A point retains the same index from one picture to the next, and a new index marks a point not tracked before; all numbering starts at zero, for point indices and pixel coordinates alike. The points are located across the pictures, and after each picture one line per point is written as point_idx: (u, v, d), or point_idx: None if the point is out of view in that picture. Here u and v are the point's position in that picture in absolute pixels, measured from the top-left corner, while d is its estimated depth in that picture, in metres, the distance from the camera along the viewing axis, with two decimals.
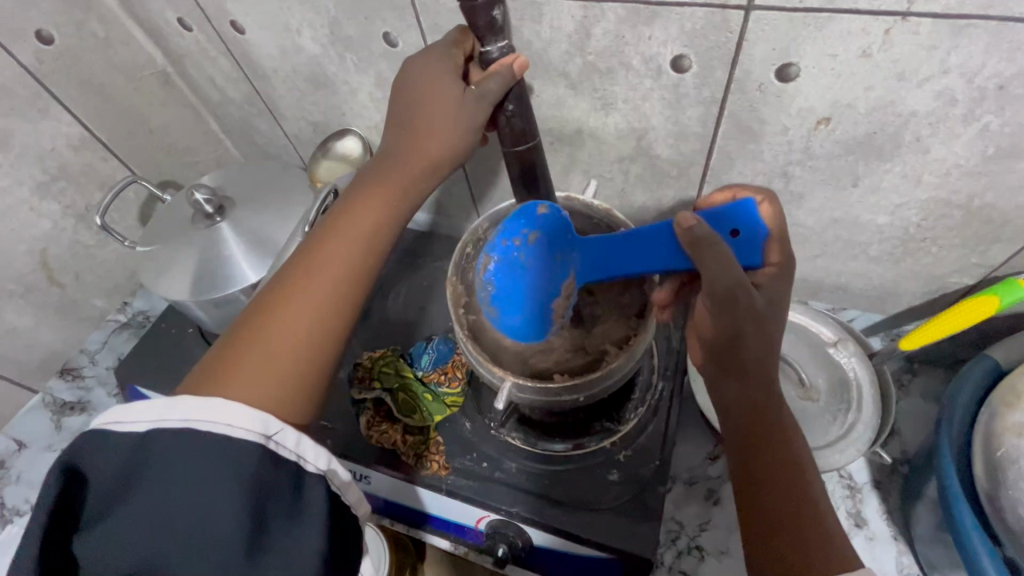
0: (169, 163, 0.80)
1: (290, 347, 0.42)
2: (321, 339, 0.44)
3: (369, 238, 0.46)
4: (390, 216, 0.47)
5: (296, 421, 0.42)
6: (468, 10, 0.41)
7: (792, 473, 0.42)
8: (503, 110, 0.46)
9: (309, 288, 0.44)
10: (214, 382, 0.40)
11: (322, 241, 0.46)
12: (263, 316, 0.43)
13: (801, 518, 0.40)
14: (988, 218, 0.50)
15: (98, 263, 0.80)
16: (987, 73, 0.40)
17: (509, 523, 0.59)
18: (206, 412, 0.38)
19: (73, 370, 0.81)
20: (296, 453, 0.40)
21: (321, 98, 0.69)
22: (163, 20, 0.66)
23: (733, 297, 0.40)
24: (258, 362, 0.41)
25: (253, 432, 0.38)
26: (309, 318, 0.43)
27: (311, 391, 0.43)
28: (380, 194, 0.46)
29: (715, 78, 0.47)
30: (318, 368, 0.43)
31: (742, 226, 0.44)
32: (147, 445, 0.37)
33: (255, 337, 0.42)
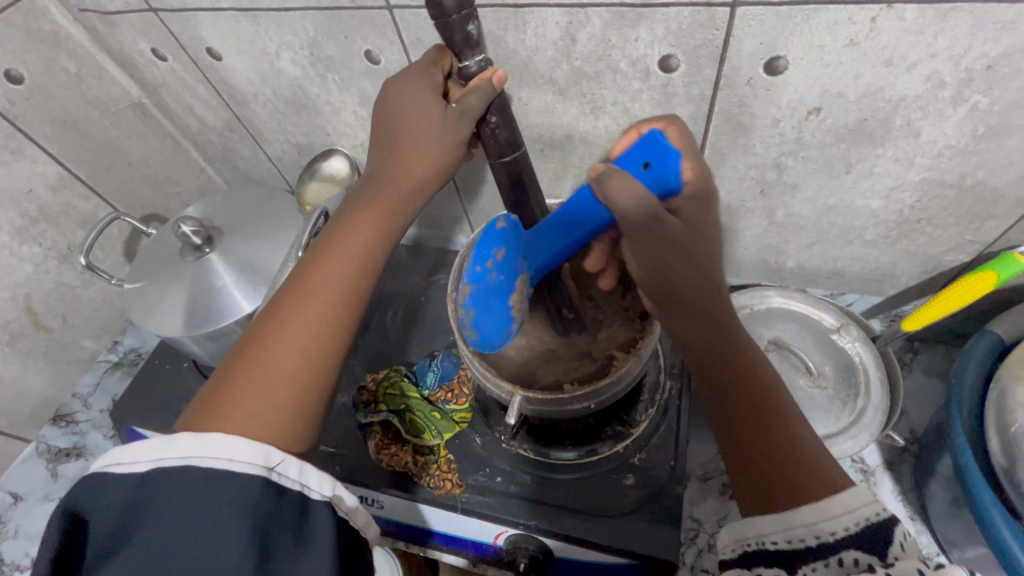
0: (151, 196, 0.79)
1: (286, 376, 0.41)
2: (318, 365, 0.42)
3: (361, 259, 0.45)
4: (381, 233, 0.46)
5: (297, 450, 0.41)
6: (441, 26, 0.38)
7: (762, 408, 0.41)
8: (486, 123, 0.44)
9: (303, 312, 0.43)
10: (211, 418, 0.39)
11: (312, 266, 0.45)
12: (256, 348, 0.42)
13: (781, 450, 0.39)
14: (981, 194, 0.50)
15: (85, 303, 0.78)
16: (973, 55, 0.40)
17: (528, 537, 0.58)
18: (204, 447, 0.36)
19: (66, 416, 0.79)
20: (300, 482, 0.39)
21: (303, 119, 0.67)
22: (137, 51, 0.65)
23: (647, 228, 0.38)
24: (255, 395, 0.40)
25: (255, 465, 0.37)
26: (303, 345, 0.42)
27: (311, 420, 0.42)
28: (369, 215, 0.46)
29: (704, 75, 0.47)
30: (318, 397, 0.42)
31: (652, 154, 0.40)
32: (147, 485, 0.36)
33: (248, 369, 0.41)
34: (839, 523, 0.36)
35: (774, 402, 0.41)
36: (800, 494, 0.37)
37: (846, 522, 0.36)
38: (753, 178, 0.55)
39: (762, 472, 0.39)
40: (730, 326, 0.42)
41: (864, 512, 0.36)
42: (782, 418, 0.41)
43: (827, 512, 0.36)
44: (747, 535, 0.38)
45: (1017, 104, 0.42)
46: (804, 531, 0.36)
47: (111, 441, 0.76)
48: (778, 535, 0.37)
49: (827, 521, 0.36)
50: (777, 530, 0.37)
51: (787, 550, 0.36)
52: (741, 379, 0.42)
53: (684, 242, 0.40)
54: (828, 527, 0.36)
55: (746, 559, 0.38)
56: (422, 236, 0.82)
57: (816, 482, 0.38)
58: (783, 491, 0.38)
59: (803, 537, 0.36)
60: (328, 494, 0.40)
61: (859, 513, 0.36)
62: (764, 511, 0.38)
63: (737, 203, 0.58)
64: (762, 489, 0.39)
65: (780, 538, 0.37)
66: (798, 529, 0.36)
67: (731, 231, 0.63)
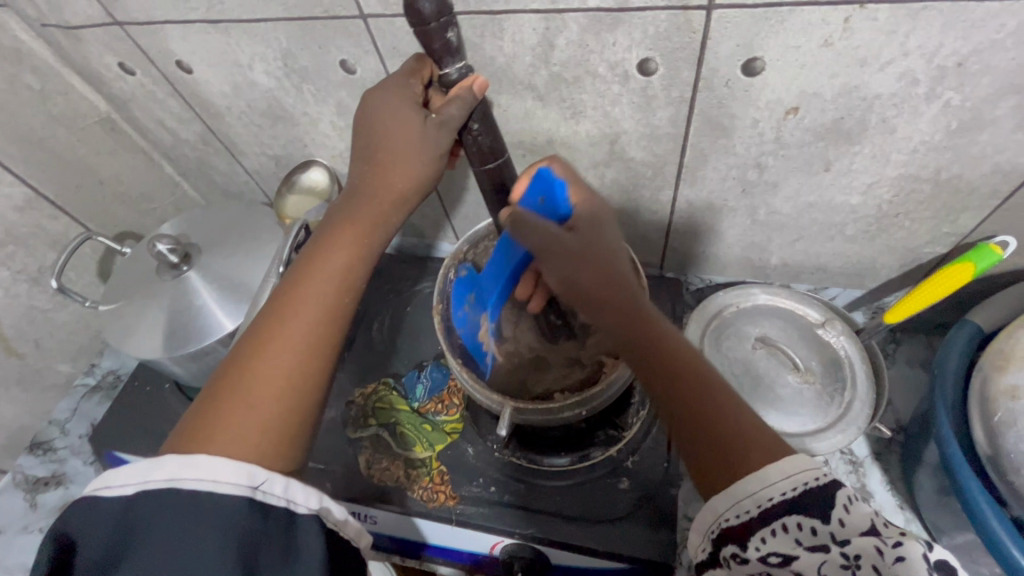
0: (124, 214, 0.77)
1: (271, 397, 0.40)
2: (303, 383, 0.41)
3: (343, 273, 0.44)
4: (363, 248, 0.45)
5: (286, 469, 0.39)
6: (421, 33, 0.37)
7: (698, 384, 0.39)
8: (468, 130, 0.43)
9: (285, 330, 0.42)
10: (194, 443, 0.37)
11: (294, 285, 0.43)
12: (239, 372, 0.40)
13: (720, 424, 0.37)
14: (956, 188, 0.51)
15: (58, 326, 0.75)
16: (945, 52, 0.41)
17: (524, 545, 0.57)
18: (189, 469, 0.35)
19: (43, 443, 0.76)
20: (285, 498, 0.38)
21: (280, 131, 0.66)
22: (103, 66, 0.63)
23: (546, 245, 0.44)
24: (239, 416, 0.39)
25: (240, 486, 0.36)
26: (287, 366, 0.41)
27: (298, 439, 0.41)
28: (351, 231, 0.45)
29: (683, 78, 0.47)
30: (304, 416, 0.41)
31: (547, 192, 0.47)
32: (133, 510, 0.34)
33: (232, 393, 0.40)
34: (782, 485, 0.34)
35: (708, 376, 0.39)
36: (742, 463, 0.36)
37: (784, 488, 0.34)
38: (735, 178, 0.55)
39: (704, 449, 0.37)
40: (645, 311, 0.42)
41: (805, 474, 0.34)
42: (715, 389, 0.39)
43: (764, 480, 0.35)
44: (705, 519, 0.37)
45: (988, 99, 0.43)
46: (749, 503, 0.35)
47: (92, 467, 0.74)
48: (728, 510, 0.36)
49: (769, 486, 0.34)
50: (730, 505, 0.35)
51: (736, 524, 0.35)
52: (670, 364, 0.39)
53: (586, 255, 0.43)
54: (768, 493, 0.34)
55: (710, 544, 0.37)
56: (407, 245, 0.81)
57: (758, 448, 0.36)
58: (725, 465, 0.36)
59: (748, 508, 0.35)
60: (315, 507, 0.39)
61: (796, 479, 0.34)
62: (716, 491, 0.36)
63: (720, 202, 0.59)
64: (706, 464, 0.37)
65: (734, 513, 0.35)
66: (744, 501, 0.35)
67: (715, 231, 0.63)
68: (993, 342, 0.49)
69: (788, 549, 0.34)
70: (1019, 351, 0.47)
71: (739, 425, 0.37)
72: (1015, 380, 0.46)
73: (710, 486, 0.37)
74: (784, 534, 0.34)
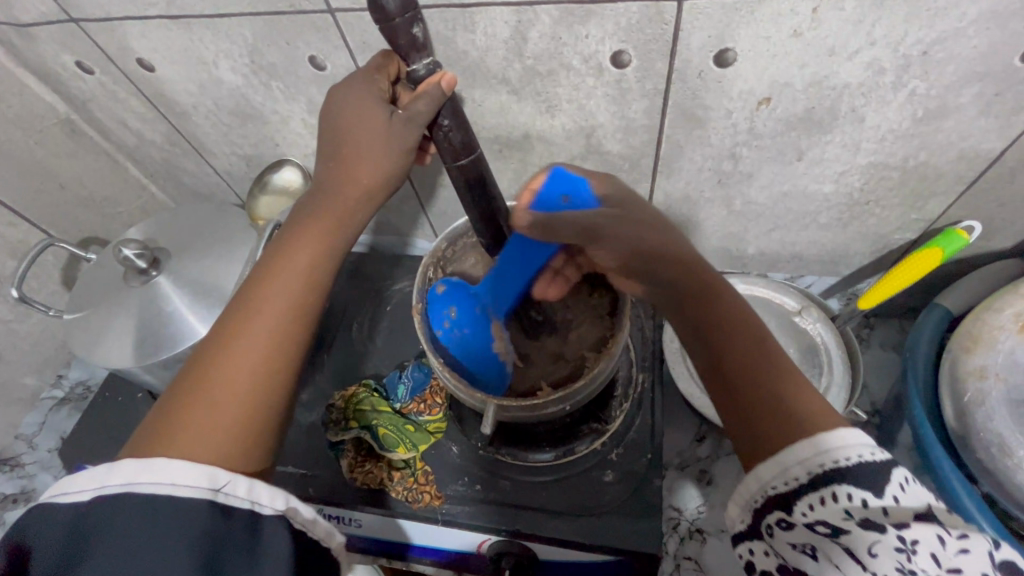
0: (89, 218, 0.74)
1: (233, 401, 0.39)
2: (268, 384, 0.40)
3: (306, 270, 0.43)
4: (329, 246, 0.45)
5: (252, 470, 0.39)
6: (386, 29, 0.37)
7: (746, 349, 0.38)
8: (438, 126, 0.42)
9: (248, 330, 0.41)
10: (157, 448, 0.36)
11: (257, 284, 0.43)
12: (200, 376, 0.39)
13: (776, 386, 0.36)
14: (924, 174, 0.52)
15: (22, 337, 0.73)
16: (910, 41, 0.41)
17: (512, 542, 0.57)
18: (147, 473, 0.35)
19: (10, 459, 0.73)
20: (250, 499, 0.37)
21: (250, 130, 0.64)
22: (59, 65, 0.61)
23: (595, 226, 0.42)
24: (203, 417, 0.38)
25: (200, 488, 0.35)
26: (250, 368, 0.40)
27: (262, 441, 0.40)
28: (317, 229, 0.44)
29: (656, 69, 0.47)
30: (270, 418, 0.40)
31: (569, 189, 0.47)
32: (89, 516, 0.34)
33: (196, 396, 0.39)
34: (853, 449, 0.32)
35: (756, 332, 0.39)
36: (793, 431, 0.34)
37: (836, 456, 0.32)
38: (710, 169, 0.56)
39: (758, 416, 0.35)
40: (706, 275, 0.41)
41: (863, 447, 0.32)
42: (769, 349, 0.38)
43: (819, 445, 0.33)
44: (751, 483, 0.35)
45: (952, 87, 0.44)
46: (798, 469, 0.33)
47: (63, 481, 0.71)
48: (774, 477, 0.34)
49: (833, 448, 0.33)
50: (775, 473, 0.34)
51: (783, 494, 0.34)
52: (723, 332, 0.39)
53: (629, 222, 0.42)
54: (825, 459, 0.33)
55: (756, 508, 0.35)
56: (385, 243, 0.80)
57: (817, 413, 0.35)
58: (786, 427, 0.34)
59: (796, 475, 0.33)
60: (282, 507, 0.38)
61: (859, 448, 0.32)
62: (762, 457, 0.35)
63: (697, 193, 0.59)
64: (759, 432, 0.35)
65: (778, 480, 0.34)
66: (792, 466, 0.33)
67: (692, 222, 0.63)
68: (961, 324, 0.50)
69: (836, 521, 0.32)
70: (985, 332, 0.48)
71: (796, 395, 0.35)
72: (982, 362, 0.47)
73: (753, 454, 0.35)
74: (831, 504, 0.32)
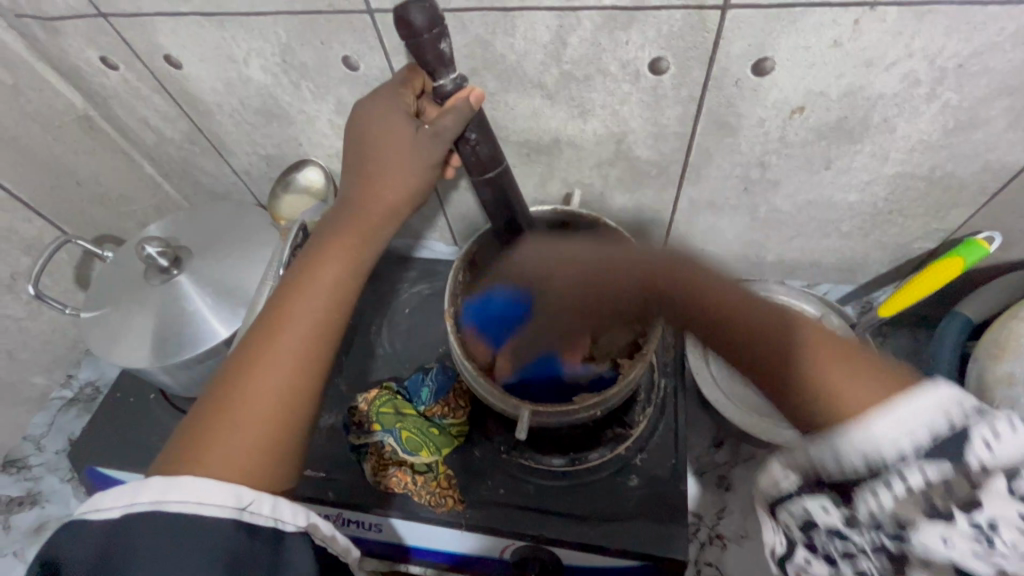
0: (103, 216, 0.73)
1: (261, 420, 0.38)
2: (296, 404, 0.40)
3: (334, 287, 0.43)
4: (353, 261, 0.45)
5: (275, 487, 0.38)
6: (413, 46, 0.35)
7: (799, 348, 0.35)
8: (466, 139, 0.43)
9: (275, 349, 0.40)
10: (184, 465, 0.36)
11: (283, 302, 0.42)
12: (226, 395, 0.39)
13: (826, 364, 0.33)
14: (948, 185, 0.53)
15: (33, 336, 0.71)
16: (947, 54, 0.42)
17: (536, 547, 0.57)
18: (176, 490, 0.34)
19: (17, 461, 0.71)
20: (274, 518, 0.36)
21: (274, 129, 0.64)
22: (83, 60, 0.60)
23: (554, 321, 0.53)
24: (227, 436, 0.37)
25: (226, 507, 0.34)
26: (276, 387, 0.39)
27: (286, 458, 0.39)
28: (342, 248, 0.44)
29: (693, 77, 0.47)
30: (293, 437, 0.39)
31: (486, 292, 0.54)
32: (116, 533, 0.33)
33: (223, 414, 0.38)
34: (887, 449, 0.29)
35: (799, 326, 0.36)
36: (838, 398, 0.32)
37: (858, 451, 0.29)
38: (738, 176, 0.56)
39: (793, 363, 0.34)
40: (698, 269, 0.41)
41: (935, 413, 0.28)
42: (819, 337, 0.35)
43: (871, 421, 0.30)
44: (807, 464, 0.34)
45: (984, 100, 0.45)
46: (853, 453, 0.30)
47: (70, 484, 0.69)
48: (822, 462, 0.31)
49: (892, 429, 0.29)
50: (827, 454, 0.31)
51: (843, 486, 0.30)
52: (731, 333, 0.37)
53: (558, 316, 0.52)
54: (887, 440, 0.29)
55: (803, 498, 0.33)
56: (402, 245, 0.80)
57: (887, 386, 0.31)
58: (817, 398, 0.32)
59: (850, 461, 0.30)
60: (304, 524, 0.37)
61: (901, 425, 0.29)
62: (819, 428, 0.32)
63: (721, 200, 0.59)
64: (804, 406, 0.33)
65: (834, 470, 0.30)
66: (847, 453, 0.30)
67: (715, 228, 0.64)
68: (987, 333, 0.51)
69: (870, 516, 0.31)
70: (1013, 340, 0.49)
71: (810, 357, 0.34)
72: (1010, 368, 0.48)
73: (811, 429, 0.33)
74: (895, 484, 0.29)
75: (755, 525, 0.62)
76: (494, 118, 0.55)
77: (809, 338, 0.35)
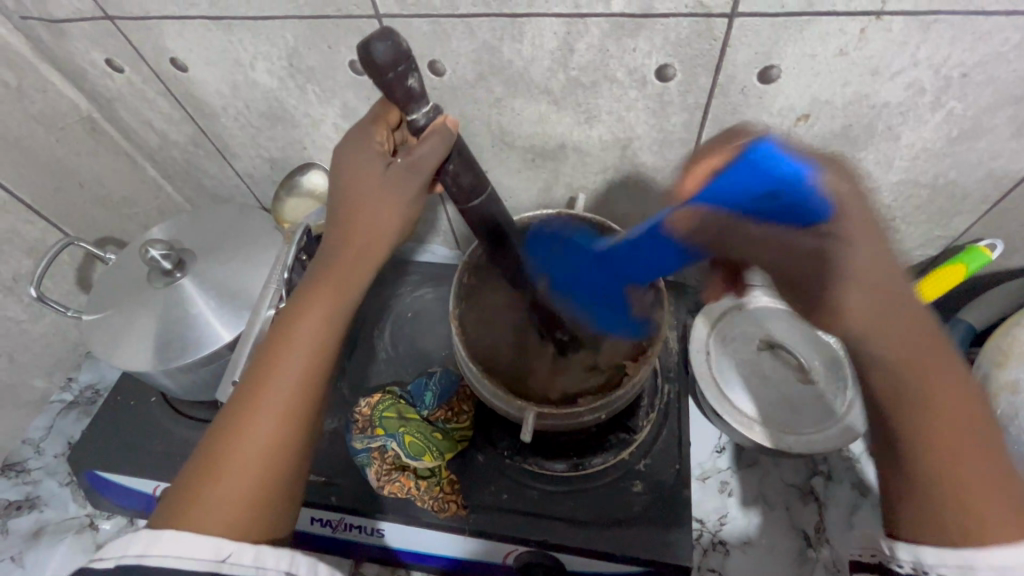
0: (105, 218, 0.73)
1: (251, 471, 0.39)
2: (286, 452, 0.40)
3: (321, 331, 0.43)
4: (340, 308, 0.43)
5: (264, 534, 0.39)
6: (380, 82, 0.34)
7: (947, 456, 0.35)
8: (446, 169, 0.42)
9: (263, 399, 0.41)
10: (175, 518, 0.37)
11: (272, 350, 0.42)
12: (217, 447, 0.40)
13: (977, 470, 0.35)
14: (951, 193, 0.53)
15: (33, 338, 0.71)
16: (952, 63, 0.43)
17: (539, 553, 0.56)
18: (157, 545, 0.35)
19: (15, 464, 0.71)
20: (254, 565, 0.36)
21: (279, 133, 0.64)
22: (88, 62, 0.60)
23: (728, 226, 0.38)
24: (218, 489, 0.38)
25: (202, 559, 0.35)
26: (266, 438, 0.40)
27: (277, 505, 0.40)
28: (325, 291, 0.43)
29: (700, 84, 0.47)
30: (281, 487, 0.40)
31: (756, 179, 0.35)
32: None
33: (214, 466, 0.39)
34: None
35: (960, 410, 0.36)
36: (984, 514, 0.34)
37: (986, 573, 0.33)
38: None
39: (952, 457, 0.35)
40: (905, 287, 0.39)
41: None
42: (972, 429, 0.36)
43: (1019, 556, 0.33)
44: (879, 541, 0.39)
45: (988, 109, 0.45)
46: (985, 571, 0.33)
47: (69, 488, 0.69)
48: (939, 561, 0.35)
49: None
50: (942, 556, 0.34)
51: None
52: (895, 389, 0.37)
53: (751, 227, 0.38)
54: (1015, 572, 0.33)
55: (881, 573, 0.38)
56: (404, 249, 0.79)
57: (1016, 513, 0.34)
58: (957, 509, 0.35)
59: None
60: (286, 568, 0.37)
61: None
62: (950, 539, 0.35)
63: None
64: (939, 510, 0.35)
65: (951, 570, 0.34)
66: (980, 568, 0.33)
67: None
68: (990, 340, 0.52)
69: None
70: (1017, 347, 0.49)
71: (960, 457, 0.35)
72: (1014, 375, 0.48)
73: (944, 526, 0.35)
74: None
75: (758, 531, 0.62)
76: (499, 122, 0.55)
77: (962, 437, 0.36)
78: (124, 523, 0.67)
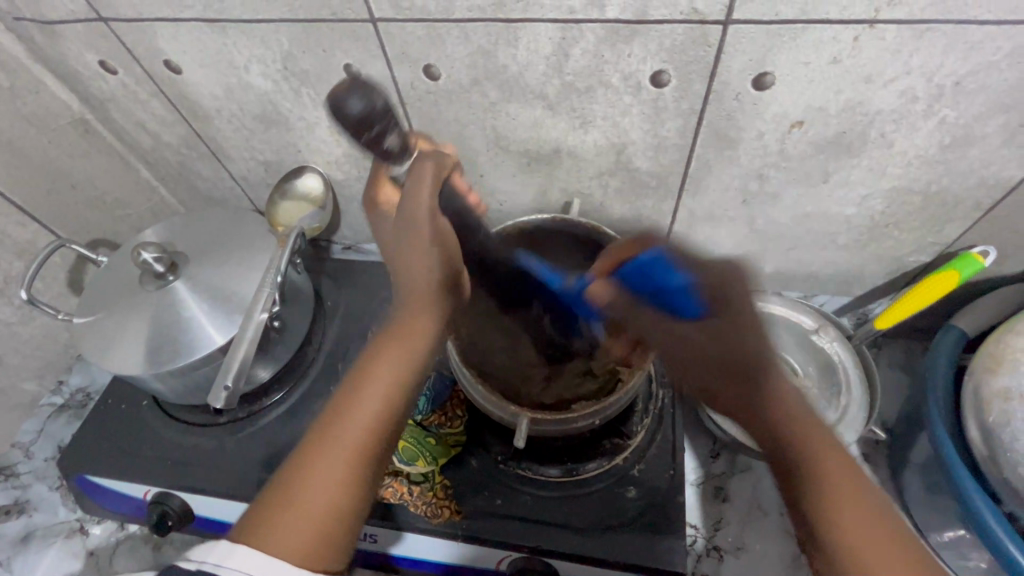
0: (98, 220, 0.72)
1: (326, 499, 0.38)
2: (360, 486, 0.39)
3: (402, 363, 0.42)
4: (409, 356, 0.42)
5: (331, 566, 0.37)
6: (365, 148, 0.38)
7: (827, 517, 0.35)
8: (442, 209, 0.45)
9: (344, 426, 0.39)
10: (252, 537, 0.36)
11: (357, 377, 0.41)
12: (296, 471, 0.38)
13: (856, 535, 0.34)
14: (944, 201, 0.54)
15: (24, 341, 0.70)
16: (944, 72, 0.43)
17: (533, 560, 0.56)
18: (233, 560, 0.34)
19: (5, 469, 0.70)
20: None
21: (273, 136, 0.64)
22: (81, 63, 0.59)
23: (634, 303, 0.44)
24: (294, 516, 0.37)
25: None
26: (343, 466, 0.38)
27: (345, 539, 0.38)
28: (411, 324, 0.43)
29: (694, 90, 0.48)
30: (352, 520, 0.38)
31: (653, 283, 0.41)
32: None
33: (291, 491, 0.38)
34: None
35: (827, 472, 0.36)
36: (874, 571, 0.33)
37: None
38: (736, 188, 0.56)
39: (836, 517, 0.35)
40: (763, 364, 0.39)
41: None
42: (842, 487, 0.35)
43: None
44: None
45: (981, 117, 0.46)
46: None
47: (59, 492, 0.68)
48: None
49: None
50: None
51: None
52: (790, 429, 0.37)
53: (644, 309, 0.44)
54: None
55: None
56: None
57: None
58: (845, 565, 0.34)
59: None
60: None
61: None
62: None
63: (721, 212, 0.60)
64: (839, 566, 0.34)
65: None
66: None
67: (712, 240, 0.64)
68: (981, 349, 0.52)
69: None
70: (1008, 354, 0.49)
71: (838, 519, 0.35)
72: (1007, 383, 0.48)
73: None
74: None
75: (752, 536, 0.62)
76: (494, 127, 0.55)
77: (838, 501, 0.35)
78: (115, 528, 0.66)
